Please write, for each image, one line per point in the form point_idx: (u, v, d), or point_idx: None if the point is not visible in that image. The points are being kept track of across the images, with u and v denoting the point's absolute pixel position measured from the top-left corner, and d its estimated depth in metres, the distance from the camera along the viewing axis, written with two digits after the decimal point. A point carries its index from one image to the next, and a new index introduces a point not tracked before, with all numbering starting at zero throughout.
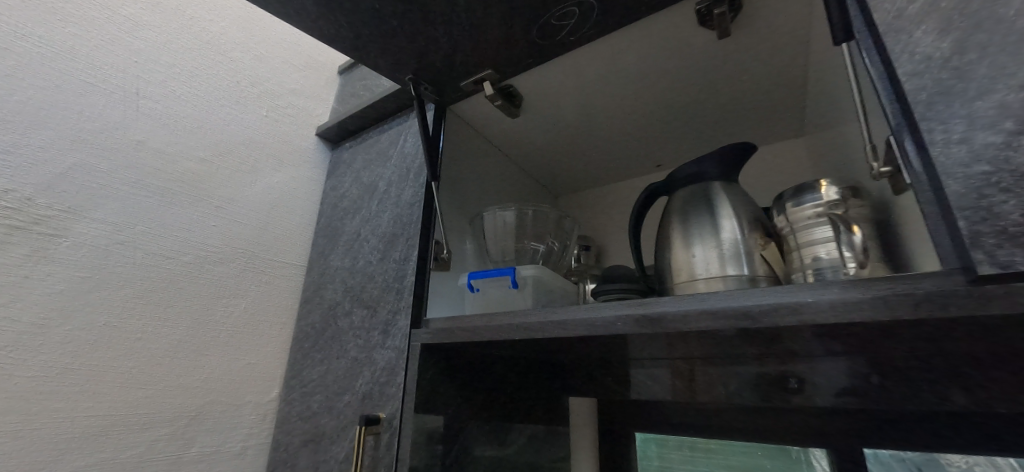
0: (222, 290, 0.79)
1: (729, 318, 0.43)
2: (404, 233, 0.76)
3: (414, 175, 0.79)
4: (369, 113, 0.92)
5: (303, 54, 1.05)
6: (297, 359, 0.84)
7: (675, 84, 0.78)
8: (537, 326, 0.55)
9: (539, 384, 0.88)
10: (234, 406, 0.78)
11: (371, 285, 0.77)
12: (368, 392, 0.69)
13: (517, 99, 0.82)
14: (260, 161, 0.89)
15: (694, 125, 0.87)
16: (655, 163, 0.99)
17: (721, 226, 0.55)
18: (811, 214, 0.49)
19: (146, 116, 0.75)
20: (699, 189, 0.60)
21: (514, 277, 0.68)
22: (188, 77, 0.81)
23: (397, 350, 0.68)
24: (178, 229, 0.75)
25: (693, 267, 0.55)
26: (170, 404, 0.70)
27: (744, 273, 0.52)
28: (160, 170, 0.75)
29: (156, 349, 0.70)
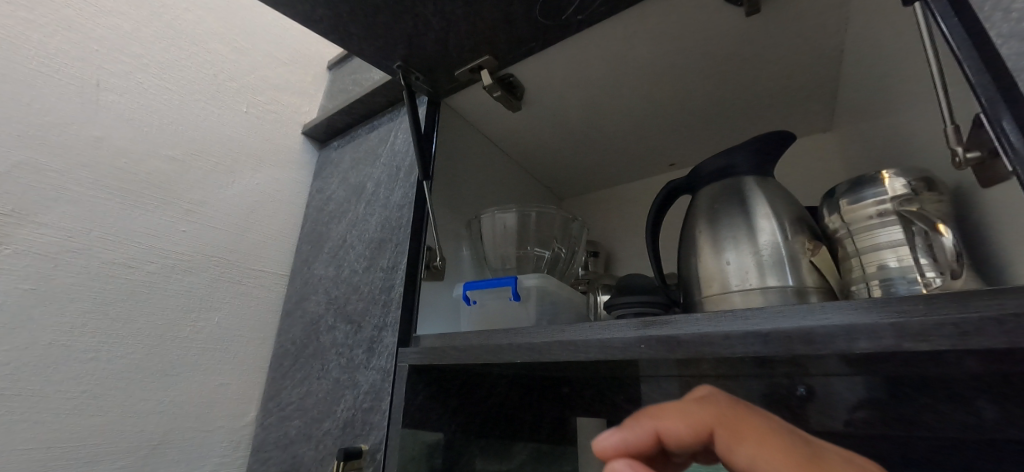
0: (192, 302, 0.71)
1: (780, 341, 0.34)
2: (392, 238, 0.68)
3: (405, 174, 0.71)
4: (357, 109, 0.84)
5: (290, 47, 0.98)
6: (275, 380, 0.76)
7: (694, 71, 0.70)
8: (541, 346, 0.47)
9: (544, 405, 0.79)
10: (203, 433, 0.69)
11: (355, 296, 0.69)
12: (349, 419, 0.61)
13: (518, 90, 0.74)
14: (238, 161, 0.82)
15: (713, 118, 0.79)
16: (668, 162, 0.91)
17: (758, 227, 0.47)
18: (873, 212, 0.40)
19: (107, 110, 0.68)
20: (728, 185, 0.52)
21: (515, 288, 0.60)
22: (158, 68, 0.75)
23: (383, 371, 0.59)
24: (142, 235, 0.68)
25: (724, 276, 0.47)
26: (129, 432, 0.62)
27: (789, 284, 0.43)
28: (122, 169, 0.68)
29: (112, 371, 0.62)
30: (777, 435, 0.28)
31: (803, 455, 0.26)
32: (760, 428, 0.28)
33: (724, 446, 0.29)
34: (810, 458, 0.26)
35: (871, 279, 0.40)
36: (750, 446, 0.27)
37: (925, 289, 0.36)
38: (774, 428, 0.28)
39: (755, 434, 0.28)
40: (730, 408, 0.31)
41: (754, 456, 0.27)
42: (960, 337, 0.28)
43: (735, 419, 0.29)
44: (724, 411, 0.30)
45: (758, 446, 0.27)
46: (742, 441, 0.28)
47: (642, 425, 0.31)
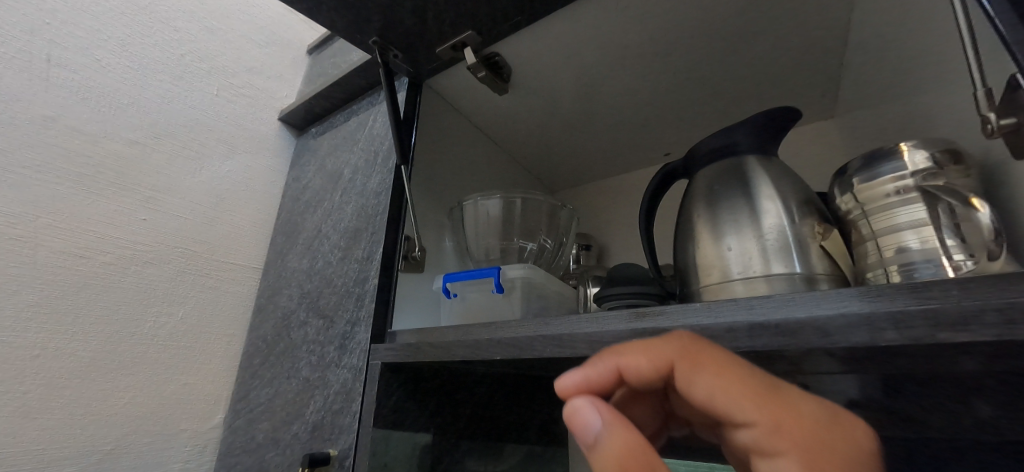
0: (152, 296, 0.66)
1: (791, 334, 0.30)
2: (368, 226, 0.63)
3: (382, 159, 0.67)
4: (336, 93, 0.80)
5: (266, 29, 0.93)
6: (245, 380, 0.71)
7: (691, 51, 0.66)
8: (522, 341, 0.42)
9: (534, 406, 0.75)
10: (164, 437, 0.64)
11: (329, 289, 0.64)
12: (318, 422, 0.56)
13: (504, 71, 0.70)
14: (208, 146, 0.77)
15: (711, 103, 0.75)
16: (663, 151, 0.87)
17: (762, 210, 0.43)
18: (891, 190, 0.36)
19: (58, 87, 0.63)
20: (728, 165, 0.48)
21: (498, 280, 0.55)
22: (118, 45, 0.70)
23: (354, 370, 0.55)
24: (97, 223, 0.63)
25: (724, 263, 0.43)
26: (80, 436, 0.57)
27: (797, 271, 0.39)
28: (75, 152, 0.63)
29: (58, 370, 0.57)
30: (739, 364, 0.25)
31: (766, 384, 0.24)
32: (723, 359, 0.25)
33: (683, 379, 0.26)
34: (773, 387, 0.24)
35: (889, 265, 0.36)
36: (712, 378, 0.25)
37: (954, 274, 0.32)
38: (735, 356, 0.26)
39: (718, 367, 0.25)
40: (691, 337, 0.27)
41: (715, 390, 0.24)
42: (1006, 327, 0.24)
43: (698, 349, 0.26)
44: (686, 342, 0.27)
45: (721, 379, 0.25)
46: (703, 373, 0.25)
47: (600, 362, 0.29)
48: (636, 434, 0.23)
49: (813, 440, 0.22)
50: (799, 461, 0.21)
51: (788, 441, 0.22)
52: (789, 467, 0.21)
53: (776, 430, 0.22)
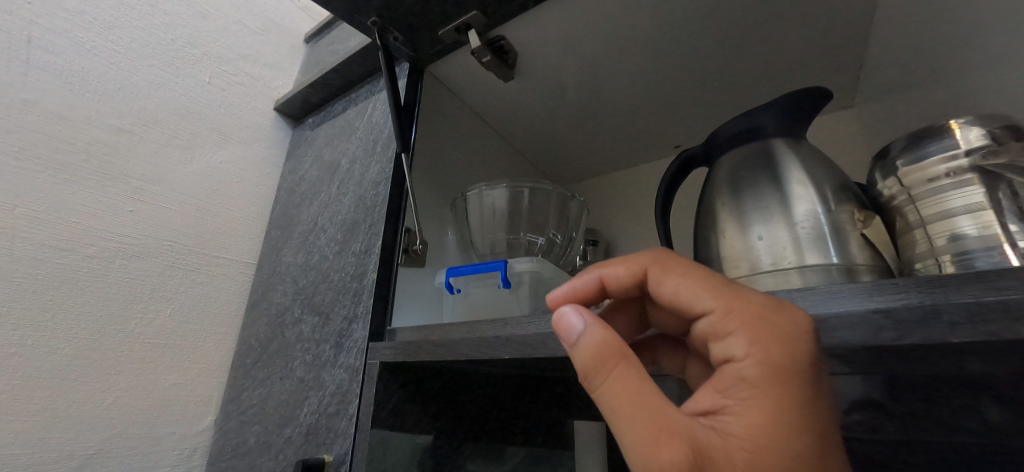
0: (138, 292, 0.63)
1: (841, 330, 0.26)
2: (366, 218, 0.60)
3: (382, 148, 0.64)
4: (333, 80, 0.77)
5: (262, 16, 0.90)
6: (237, 380, 0.68)
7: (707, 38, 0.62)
8: (533, 340, 0.39)
9: (541, 408, 0.71)
10: (150, 441, 0.61)
11: (325, 284, 0.61)
12: (313, 425, 0.52)
13: (510, 56, 0.66)
14: (199, 135, 0.74)
15: (726, 93, 0.71)
16: (673, 143, 0.84)
17: (792, 196, 0.39)
18: (943, 171, 0.33)
19: (39, 70, 0.60)
20: (753, 149, 0.45)
21: (506, 274, 0.52)
22: (104, 27, 0.67)
23: (351, 370, 0.51)
24: (80, 214, 0.60)
25: (753, 254, 0.39)
26: (59, 440, 0.54)
27: (835, 261, 0.35)
28: (56, 139, 0.59)
29: (37, 369, 0.54)
30: (702, 268, 0.30)
31: (721, 281, 0.29)
32: (688, 264, 0.31)
33: (655, 281, 0.32)
34: (730, 284, 0.28)
35: (942, 255, 0.32)
36: (677, 278, 0.30)
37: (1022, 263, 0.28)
38: (697, 263, 0.31)
39: (683, 268, 0.30)
40: (665, 250, 0.33)
41: (679, 286, 0.30)
42: None
43: (667, 257, 0.32)
44: (660, 253, 0.33)
45: (684, 278, 0.30)
46: (670, 274, 0.31)
47: (587, 273, 0.36)
48: (614, 334, 0.28)
49: (756, 318, 0.25)
50: (744, 336, 0.25)
51: (737, 321, 0.26)
52: (736, 342, 0.26)
53: (726, 314, 0.27)
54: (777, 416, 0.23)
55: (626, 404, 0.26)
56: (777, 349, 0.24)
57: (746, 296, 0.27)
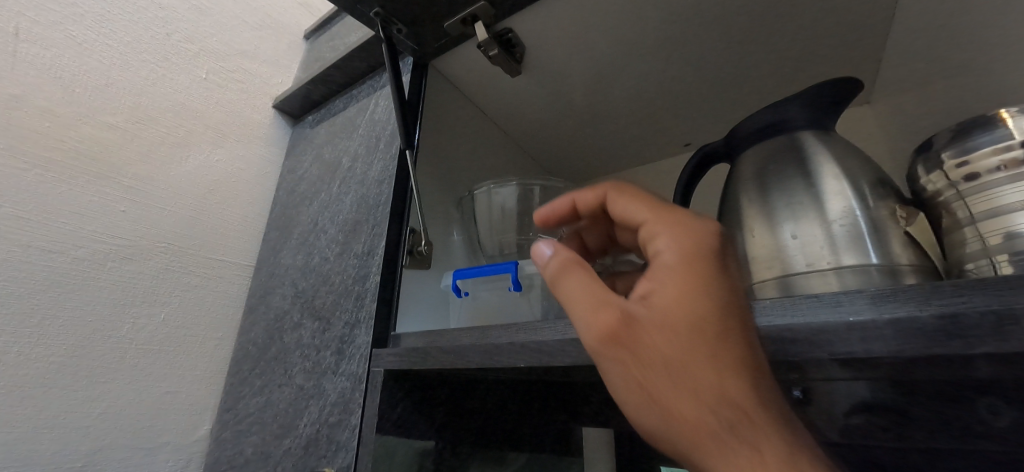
0: (130, 295, 0.60)
1: (902, 337, 0.24)
2: (369, 218, 0.58)
3: (385, 145, 0.61)
4: (333, 77, 0.74)
5: (261, 12, 0.88)
6: (233, 387, 0.65)
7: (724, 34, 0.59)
8: (549, 347, 0.36)
9: (552, 414, 0.69)
10: (142, 452, 0.58)
11: (325, 288, 0.58)
12: (313, 437, 0.50)
13: (518, 50, 0.63)
14: (196, 132, 0.71)
15: (741, 90, 0.69)
16: (683, 141, 0.81)
17: (826, 192, 0.37)
18: (994, 164, 0.30)
19: (27, 64, 0.57)
20: (780, 143, 0.42)
21: (517, 276, 0.49)
22: (96, 21, 0.64)
23: (353, 378, 0.48)
24: (69, 214, 0.57)
25: (784, 254, 0.36)
26: (46, 452, 0.51)
27: (876, 262, 0.32)
28: (45, 136, 0.57)
29: (22, 378, 0.51)
30: (645, 191, 0.33)
31: (659, 198, 0.32)
32: (635, 188, 0.34)
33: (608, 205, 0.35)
34: (665, 200, 0.31)
35: (996, 255, 0.30)
36: (624, 198, 0.33)
37: None
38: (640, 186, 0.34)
39: (630, 190, 0.34)
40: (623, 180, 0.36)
41: (624, 203, 0.33)
42: None
43: (621, 184, 0.35)
44: (616, 183, 0.36)
45: (630, 196, 0.33)
46: (618, 196, 0.34)
47: (562, 200, 0.40)
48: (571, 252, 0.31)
49: (676, 219, 0.28)
50: (664, 231, 0.28)
51: (660, 222, 0.29)
52: (660, 238, 0.28)
53: (654, 218, 0.29)
54: (690, 279, 0.25)
55: (574, 298, 0.28)
56: (689, 238, 0.26)
57: (671, 205, 0.29)
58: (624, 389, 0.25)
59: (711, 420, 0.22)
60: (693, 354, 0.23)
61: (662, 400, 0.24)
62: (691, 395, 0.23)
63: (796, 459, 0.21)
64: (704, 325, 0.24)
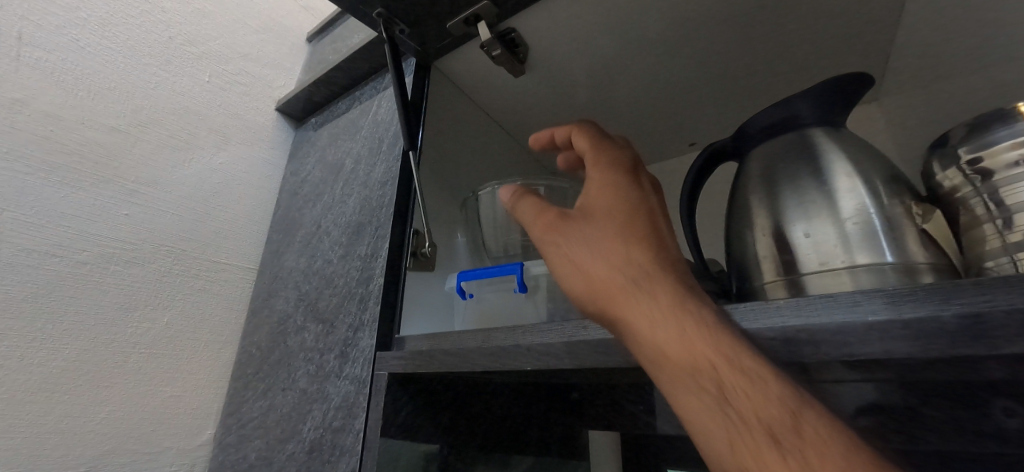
0: (133, 299, 0.60)
1: (924, 338, 0.23)
2: (372, 220, 0.57)
3: (388, 146, 0.61)
4: (336, 79, 0.74)
5: (263, 15, 0.88)
6: (237, 391, 0.65)
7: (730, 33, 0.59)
8: (557, 350, 0.35)
9: (557, 417, 0.68)
10: (146, 457, 0.58)
11: (328, 290, 0.58)
12: (317, 442, 0.49)
13: (521, 49, 0.63)
14: (199, 135, 0.71)
15: (748, 90, 0.68)
16: (688, 141, 0.80)
17: (838, 189, 0.36)
18: (1015, 159, 0.30)
19: (30, 68, 0.57)
20: (790, 141, 0.42)
21: (522, 278, 0.49)
22: (100, 25, 0.64)
23: (357, 382, 0.48)
24: (72, 218, 0.57)
25: (795, 253, 0.36)
26: (49, 457, 0.51)
27: (891, 261, 0.32)
28: (49, 140, 0.57)
29: (25, 383, 0.51)
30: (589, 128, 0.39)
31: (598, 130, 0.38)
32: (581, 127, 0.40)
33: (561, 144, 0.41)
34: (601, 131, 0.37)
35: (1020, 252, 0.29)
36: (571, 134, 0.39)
37: None
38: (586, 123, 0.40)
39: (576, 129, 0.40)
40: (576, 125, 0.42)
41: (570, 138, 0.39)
42: None
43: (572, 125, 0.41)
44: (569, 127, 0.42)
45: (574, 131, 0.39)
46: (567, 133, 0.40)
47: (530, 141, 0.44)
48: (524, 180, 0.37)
49: (603, 143, 0.35)
50: (593, 151, 0.34)
51: (591, 145, 0.35)
52: (591, 156, 0.34)
53: (588, 144, 0.36)
54: (615, 182, 0.31)
55: (522, 206, 0.34)
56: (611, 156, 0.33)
57: (602, 133, 0.36)
58: (552, 262, 0.30)
59: (616, 273, 0.27)
60: (607, 229, 0.29)
61: (579, 263, 0.29)
62: (603, 256, 0.28)
63: (682, 310, 0.25)
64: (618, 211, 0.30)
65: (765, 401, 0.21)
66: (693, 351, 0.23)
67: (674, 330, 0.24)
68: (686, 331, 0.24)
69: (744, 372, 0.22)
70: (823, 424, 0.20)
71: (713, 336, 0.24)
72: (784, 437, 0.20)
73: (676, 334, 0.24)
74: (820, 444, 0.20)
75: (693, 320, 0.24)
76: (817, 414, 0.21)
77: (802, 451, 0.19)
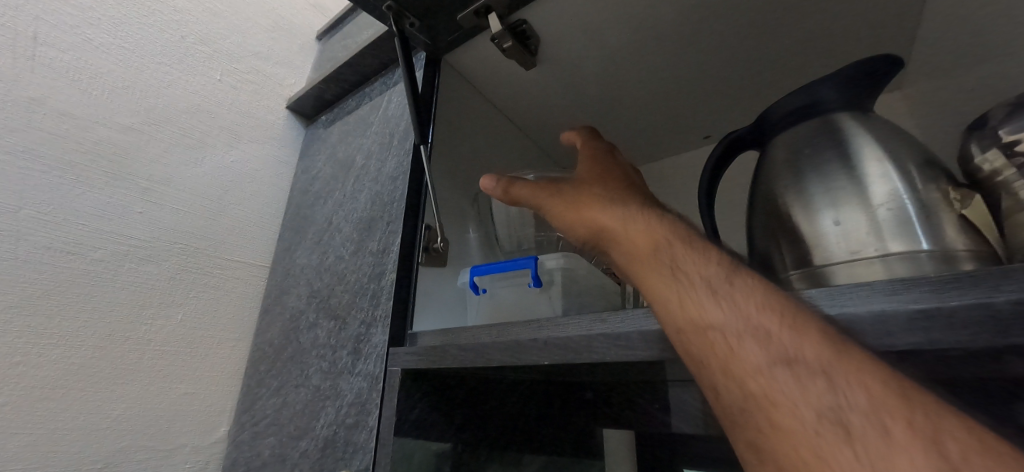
0: (147, 297, 0.60)
1: (974, 328, 0.21)
2: (383, 215, 0.57)
3: (399, 141, 0.60)
4: (346, 75, 0.74)
5: (274, 14, 0.88)
6: (251, 388, 0.65)
7: (748, 22, 0.57)
8: (574, 343, 0.34)
9: (571, 412, 0.67)
10: (161, 454, 0.58)
11: (341, 287, 0.57)
12: (330, 439, 0.49)
13: (532, 42, 0.62)
14: (211, 133, 0.71)
15: (767, 81, 0.66)
16: (703, 134, 0.79)
17: (867, 175, 0.34)
18: None
19: (45, 67, 0.58)
20: (815, 127, 0.40)
21: (536, 272, 0.47)
22: (112, 24, 0.65)
23: (370, 378, 0.47)
24: (86, 216, 0.57)
25: (823, 242, 0.34)
26: (66, 453, 0.51)
27: (927, 248, 0.30)
28: (63, 138, 0.57)
29: (42, 380, 0.51)
30: None
31: None
32: None
33: None
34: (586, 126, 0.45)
35: None
36: None
37: None
38: None
39: None
40: None
41: None
42: None
43: None
44: None
45: None
46: None
47: None
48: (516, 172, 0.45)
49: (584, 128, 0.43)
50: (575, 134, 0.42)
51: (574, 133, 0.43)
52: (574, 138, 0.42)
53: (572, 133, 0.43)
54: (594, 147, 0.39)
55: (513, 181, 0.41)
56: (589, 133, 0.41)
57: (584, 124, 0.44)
58: (544, 207, 0.37)
59: (594, 199, 0.33)
60: (587, 175, 0.36)
61: (565, 199, 0.35)
62: (584, 191, 0.34)
63: (645, 215, 0.30)
64: (597, 164, 0.36)
65: (708, 266, 0.26)
66: (655, 240, 0.28)
67: (638, 227, 0.30)
68: (648, 225, 0.29)
69: (693, 248, 0.27)
70: (751, 278, 0.25)
71: (672, 230, 0.29)
72: (718, 287, 0.25)
73: (640, 228, 0.29)
74: (748, 289, 0.24)
75: (653, 219, 0.30)
76: (748, 272, 0.25)
77: (730, 295, 0.24)
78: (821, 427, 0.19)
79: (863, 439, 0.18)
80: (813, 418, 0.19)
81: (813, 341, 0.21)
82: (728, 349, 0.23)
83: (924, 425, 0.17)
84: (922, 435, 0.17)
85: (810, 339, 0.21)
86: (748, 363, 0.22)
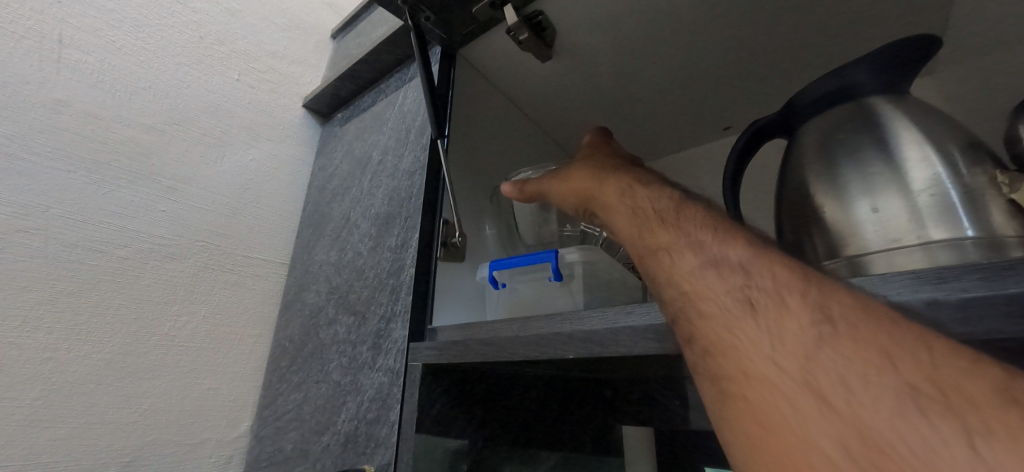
0: (171, 294, 0.61)
1: None
2: (400, 210, 0.57)
3: (415, 136, 0.60)
4: (361, 72, 0.74)
5: (289, 13, 0.89)
6: (272, 383, 0.65)
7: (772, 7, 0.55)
8: (598, 336, 0.33)
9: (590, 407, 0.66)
10: (187, 448, 0.59)
11: (359, 283, 0.57)
12: (351, 434, 0.49)
13: (548, 33, 0.61)
14: (230, 132, 0.72)
15: (789, 67, 0.64)
16: (723, 124, 0.77)
17: (904, 160, 0.33)
18: None
19: (70, 70, 0.59)
20: (847, 112, 0.38)
21: (557, 266, 0.46)
22: (134, 26, 0.66)
23: (391, 373, 0.47)
24: (111, 214, 0.58)
25: (857, 230, 0.33)
26: (96, 447, 0.52)
27: (972, 235, 0.28)
28: (88, 138, 0.58)
29: (71, 375, 0.52)
30: None
31: None
32: None
33: None
34: None
35: None
36: None
37: None
38: None
39: None
40: None
41: None
42: None
43: None
44: None
45: None
46: None
47: None
48: None
49: None
50: None
51: None
52: None
53: None
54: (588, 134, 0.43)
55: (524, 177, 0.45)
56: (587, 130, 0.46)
57: None
58: (541, 183, 0.41)
59: (580, 168, 0.38)
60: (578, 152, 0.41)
61: (557, 171, 0.40)
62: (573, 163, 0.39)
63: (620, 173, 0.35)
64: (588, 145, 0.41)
65: (666, 205, 0.30)
66: (624, 189, 0.33)
67: (613, 181, 0.34)
68: (620, 179, 0.34)
69: (653, 192, 0.31)
70: (699, 210, 0.28)
71: (639, 180, 0.33)
72: (668, 216, 0.28)
73: (614, 182, 0.34)
74: (693, 215, 0.28)
75: (625, 174, 0.34)
76: (698, 206, 0.29)
77: (680, 222, 0.28)
78: (733, 305, 0.22)
79: (763, 307, 0.21)
80: (728, 300, 0.23)
81: (736, 246, 0.25)
82: (669, 259, 0.26)
83: (814, 296, 0.21)
84: (809, 303, 0.20)
85: (735, 247, 0.25)
86: (683, 268, 0.25)
